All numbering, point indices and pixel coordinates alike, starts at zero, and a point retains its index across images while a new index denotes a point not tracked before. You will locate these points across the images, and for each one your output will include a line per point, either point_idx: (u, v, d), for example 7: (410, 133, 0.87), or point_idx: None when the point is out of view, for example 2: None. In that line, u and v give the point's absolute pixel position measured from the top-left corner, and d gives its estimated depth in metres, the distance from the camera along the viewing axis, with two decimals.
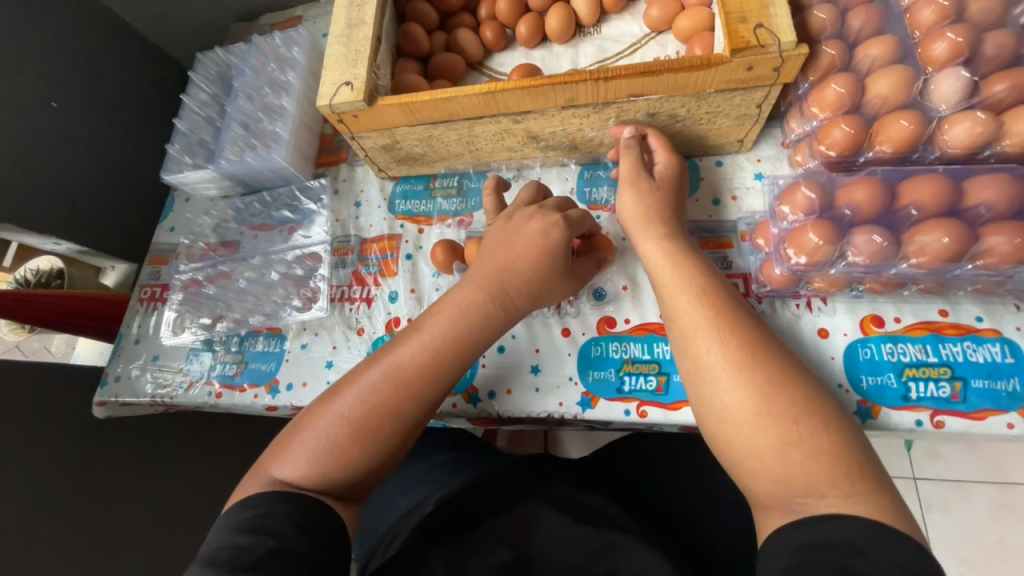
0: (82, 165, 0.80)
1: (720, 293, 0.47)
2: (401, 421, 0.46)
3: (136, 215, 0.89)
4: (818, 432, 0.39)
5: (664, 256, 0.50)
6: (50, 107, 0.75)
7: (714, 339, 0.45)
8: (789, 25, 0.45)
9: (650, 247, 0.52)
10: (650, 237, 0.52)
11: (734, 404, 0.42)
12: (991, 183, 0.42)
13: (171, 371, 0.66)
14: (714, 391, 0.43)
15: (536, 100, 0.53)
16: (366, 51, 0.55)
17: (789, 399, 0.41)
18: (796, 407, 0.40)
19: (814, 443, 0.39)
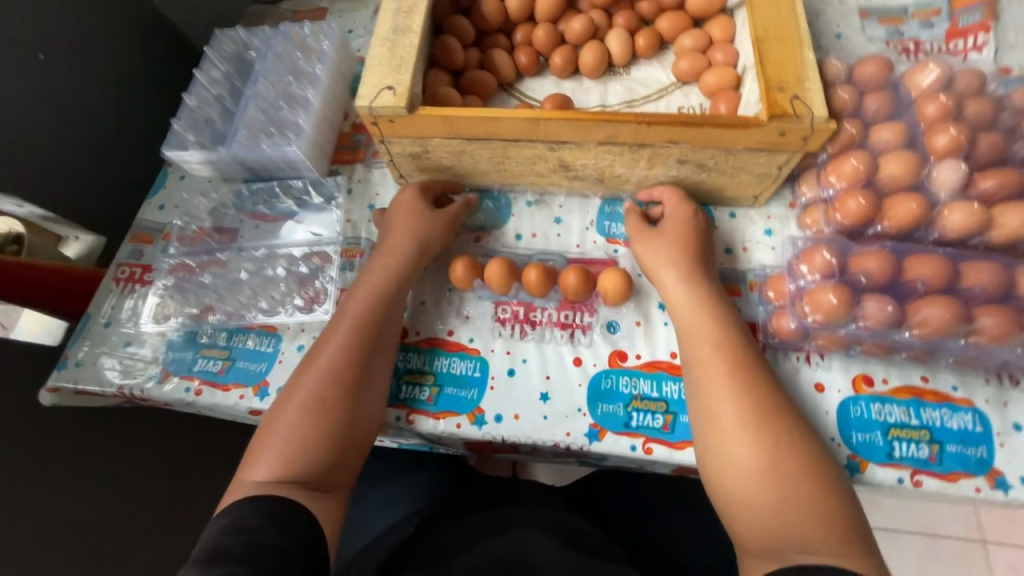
0: (66, 128, 0.73)
1: (740, 347, 0.50)
2: (350, 412, 0.51)
3: (120, 189, 0.82)
4: (811, 489, 0.44)
5: (691, 300, 0.53)
6: (36, 58, 0.68)
7: (727, 391, 0.49)
8: (822, 101, 0.49)
9: (672, 289, 0.54)
10: (667, 275, 0.55)
11: (739, 454, 0.46)
12: (983, 269, 0.46)
13: (144, 362, 0.61)
14: (724, 439, 0.47)
15: (577, 132, 0.54)
16: (411, 58, 0.55)
17: (788, 457, 0.45)
18: (790, 461, 0.45)
19: (807, 498, 0.44)
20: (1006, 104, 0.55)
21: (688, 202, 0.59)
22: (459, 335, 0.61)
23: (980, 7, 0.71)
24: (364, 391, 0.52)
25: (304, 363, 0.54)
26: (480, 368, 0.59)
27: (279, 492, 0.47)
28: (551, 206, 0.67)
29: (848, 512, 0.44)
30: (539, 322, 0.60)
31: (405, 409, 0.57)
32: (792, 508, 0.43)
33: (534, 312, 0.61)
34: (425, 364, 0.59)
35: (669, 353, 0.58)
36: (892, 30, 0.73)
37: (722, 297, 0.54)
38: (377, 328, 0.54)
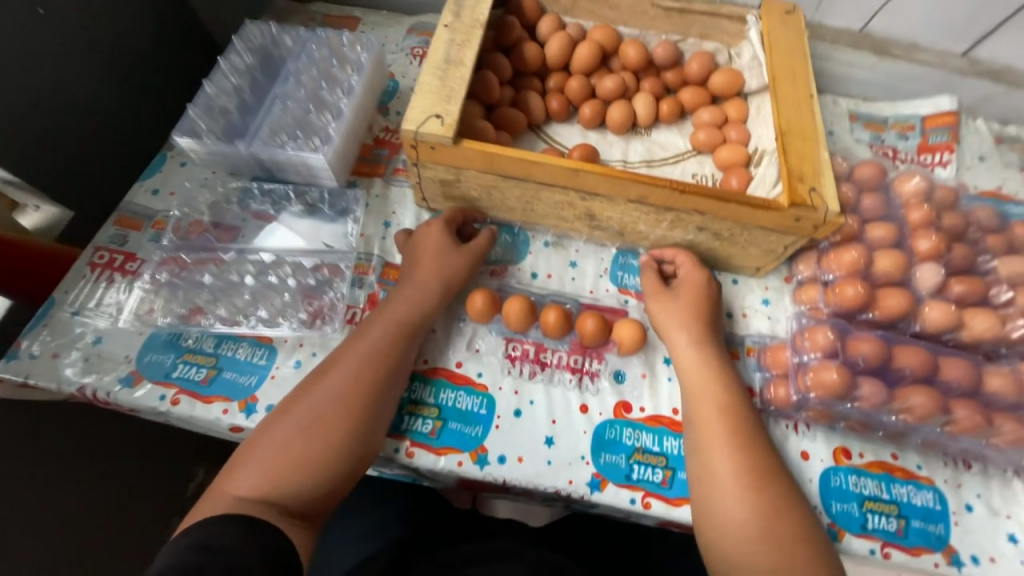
0: (54, 91, 0.67)
1: (743, 414, 0.53)
2: (347, 439, 0.49)
3: (100, 164, 0.75)
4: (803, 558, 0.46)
5: (702, 364, 0.56)
6: (35, 13, 0.62)
7: (728, 455, 0.50)
8: (834, 196, 0.54)
9: (682, 349, 0.57)
10: (677, 338, 0.58)
11: (737, 518, 0.47)
12: (957, 364, 0.52)
13: (113, 360, 0.55)
14: (724, 502, 0.49)
15: (612, 188, 0.57)
16: (461, 91, 0.55)
17: (781, 522, 0.47)
18: (783, 528, 0.47)
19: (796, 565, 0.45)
20: (972, 219, 0.63)
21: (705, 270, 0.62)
22: (468, 368, 0.59)
23: (947, 129, 0.82)
24: (365, 419, 0.51)
25: (307, 380, 0.52)
26: (487, 405, 0.58)
27: (260, 512, 0.45)
28: (568, 249, 0.68)
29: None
30: (549, 363, 0.61)
31: (405, 441, 0.55)
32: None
33: (544, 352, 0.61)
34: (430, 395, 0.58)
35: (672, 409, 0.59)
36: (876, 135, 0.83)
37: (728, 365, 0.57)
38: (389, 356, 0.53)
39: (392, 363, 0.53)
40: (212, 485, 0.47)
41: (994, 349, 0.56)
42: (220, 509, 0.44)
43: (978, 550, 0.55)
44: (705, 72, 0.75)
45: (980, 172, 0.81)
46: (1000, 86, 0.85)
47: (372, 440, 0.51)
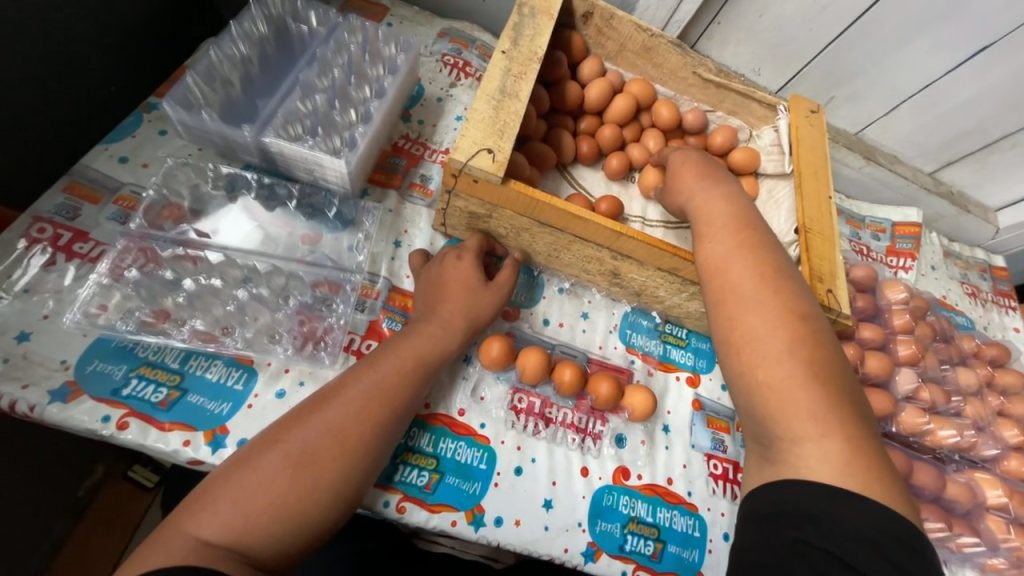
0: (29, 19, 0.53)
1: (754, 223, 0.50)
2: (337, 484, 0.42)
3: (59, 116, 0.61)
4: (829, 383, 0.38)
5: (720, 194, 0.53)
6: None
7: (739, 281, 0.45)
8: (847, 300, 0.57)
9: (696, 190, 0.55)
10: (693, 186, 0.56)
11: (757, 325, 0.42)
12: (928, 470, 0.57)
13: (42, 366, 0.44)
14: (739, 317, 0.43)
15: (647, 253, 0.56)
16: (515, 127, 0.52)
17: (799, 317, 0.42)
18: (814, 351, 0.40)
19: (819, 368, 0.39)
20: (937, 329, 0.71)
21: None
22: (470, 418, 0.55)
23: (912, 238, 0.92)
24: (362, 462, 0.44)
25: (303, 408, 0.45)
26: (487, 460, 0.54)
27: (220, 565, 0.36)
28: (581, 299, 0.66)
29: (869, 426, 0.38)
30: (553, 420, 0.58)
31: (397, 493, 0.50)
32: (804, 392, 0.38)
33: (550, 408, 0.59)
34: (428, 444, 0.53)
35: (667, 479, 0.59)
36: (854, 232, 0.91)
37: (744, 199, 0.53)
38: (396, 395, 0.47)
39: (396, 413, 0.47)
40: (168, 517, 0.38)
41: (949, 455, 0.62)
42: (169, 557, 0.35)
43: None
44: (727, 145, 0.76)
45: (932, 280, 0.91)
46: (954, 209, 0.97)
47: (363, 490, 0.45)
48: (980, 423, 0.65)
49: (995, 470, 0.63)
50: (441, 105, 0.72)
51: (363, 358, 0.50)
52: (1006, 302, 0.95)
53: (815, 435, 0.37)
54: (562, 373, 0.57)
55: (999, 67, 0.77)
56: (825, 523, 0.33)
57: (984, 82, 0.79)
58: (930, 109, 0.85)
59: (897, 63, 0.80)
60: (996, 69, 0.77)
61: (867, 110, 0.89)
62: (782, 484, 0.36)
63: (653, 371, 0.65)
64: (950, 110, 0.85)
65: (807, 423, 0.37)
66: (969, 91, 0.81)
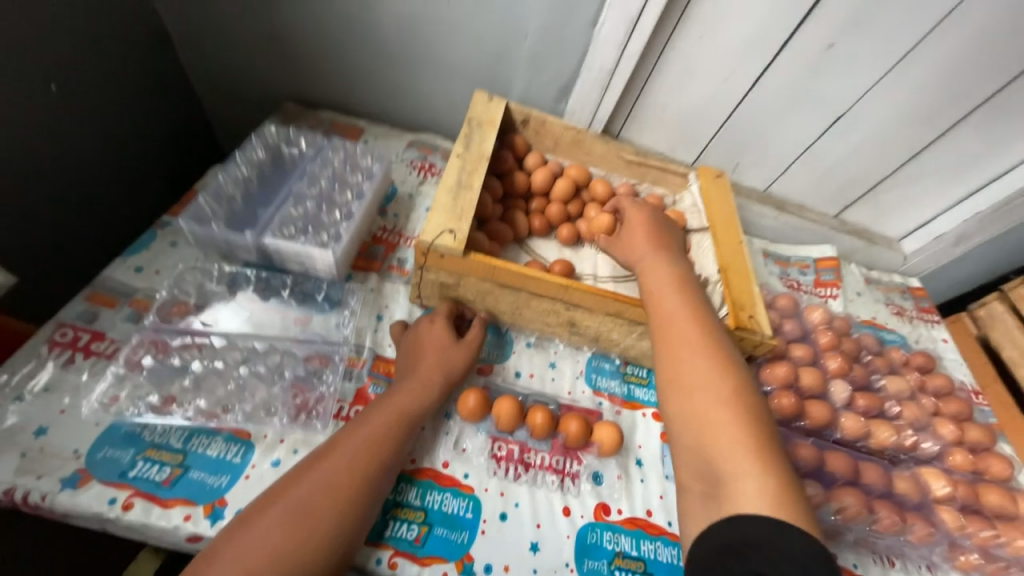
0: (31, 146, 0.65)
1: (695, 298, 0.61)
2: (332, 539, 0.46)
3: (63, 230, 0.72)
4: (756, 432, 0.47)
5: (660, 265, 0.65)
6: (47, 89, 0.65)
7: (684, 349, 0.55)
8: (766, 323, 0.68)
9: (645, 260, 0.67)
10: (642, 256, 0.68)
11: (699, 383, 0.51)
12: (874, 469, 0.63)
13: (56, 457, 0.49)
14: (685, 376, 0.52)
15: (594, 302, 0.66)
16: (470, 211, 0.65)
17: (731, 378, 0.51)
18: (742, 406, 0.49)
19: (748, 421, 0.48)
20: (862, 344, 0.81)
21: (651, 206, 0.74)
22: (454, 468, 0.60)
23: (833, 270, 1.06)
24: (353, 515, 0.48)
25: (296, 470, 0.50)
26: (473, 509, 0.57)
27: None
28: (548, 350, 0.74)
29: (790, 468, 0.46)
30: (533, 463, 0.63)
31: (389, 549, 0.52)
32: (738, 439, 0.46)
33: (528, 453, 0.63)
34: (416, 497, 0.56)
35: (646, 511, 0.63)
36: (783, 270, 1.04)
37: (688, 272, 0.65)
38: (383, 449, 0.52)
39: (383, 463, 0.52)
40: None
41: (896, 455, 0.68)
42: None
43: None
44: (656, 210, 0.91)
45: (859, 304, 1.03)
46: (862, 242, 1.13)
47: (355, 542, 0.48)
48: (917, 424, 0.72)
49: (942, 465, 0.69)
50: (412, 200, 0.86)
51: (353, 419, 0.55)
52: (930, 317, 1.06)
53: (749, 474, 0.44)
54: (534, 418, 0.64)
55: (857, 130, 0.97)
56: (767, 553, 0.38)
57: (850, 141, 0.99)
58: (817, 164, 1.04)
59: (779, 133, 1.00)
60: (855, 131, 0.97)
61: (768, 171, 1.08)
62: (737, 520, 0.41)
63: (621, 410, 0.71)
64: (832, 164, 1.04)
65: (744, 464, 0.44)
66: (840, 148, 1.01)
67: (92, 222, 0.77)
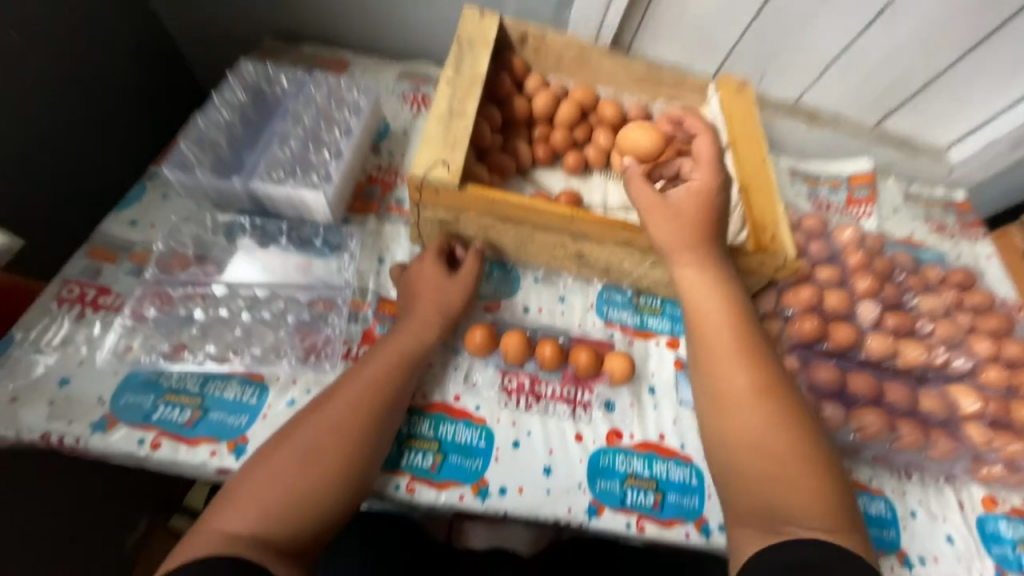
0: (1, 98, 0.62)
1: (746, 325, 0.54)
2: (345, 471, 0.48)
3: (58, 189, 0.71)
4: (822, 493, 0.45)
5: (704, 280, 0.56)
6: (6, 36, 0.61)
7: (741, 405, 0.50)
8: (791, 243, 0.63)
9: (686, 272, 0.57)
10: (684, 266, 0.58)
11: (760, 442, 0.48)
12: (899, 388, 0.62)
13: (82, 404, 0.51)
14: (745, 437, 0.49)
15: (601, 230, 0.62)
16: (464, 140, 0.60)
17: (793, 433, 0.48)
18: (806, 464, 0.47)
19: (814, 483, 0.46)
20: (896, 262, 0.75)
21: (714, 172, 0.60)
22: (466, 402, 0.60)
23: (869, 186, 0.96)
24: (365, 448, 0.49)
25: (306, 411, 0.51)
26: (485, 438, 0.58)
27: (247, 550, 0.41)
28: (556, 285, 0.72)
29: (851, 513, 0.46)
30: (544, 395, 0.63)
31: (405, 476, 0.54)
32: (807, 502, 0.45)
33: (539, 385, 0.63)
34: (429, 429, 0.58)
35: (659, 435, 0.63)
36: (812, 189, 0.95)
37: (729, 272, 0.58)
38: (392, 387, 0.53)
39: (392, 398, 0.53)
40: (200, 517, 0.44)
41: (925, 373, 0.66)
42: (203, 549, 0.40)
43: (924, 552, 0.57)
44: None
45: (896, 222, 0.95)
46: (905, 153, 1.02)
47: (368, 472, 0.49)
48: (951, 341, 0.68)
49: (975, 382, 0.66)
50: (407, 136, 0.81)
51: (359, 359, 0.56)
52: (974, 233, 0.97)
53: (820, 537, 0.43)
54: (542, 349, 0.63)
55: (905, 20, 0.84)
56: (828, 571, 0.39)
57: (898, 35, 0.86)
58: (856, 67, 0.92)
59: (814, 32, 0.88)
60: (904, 22, 0.84)
61: (799, 79, 0.96)
62: (791, 545, 0.42)
63: (633, 340, 0.69)
64: (875, 65, 0.91)
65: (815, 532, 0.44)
66: (886, 45, 0.88)
67: (83, 178, 0.75)
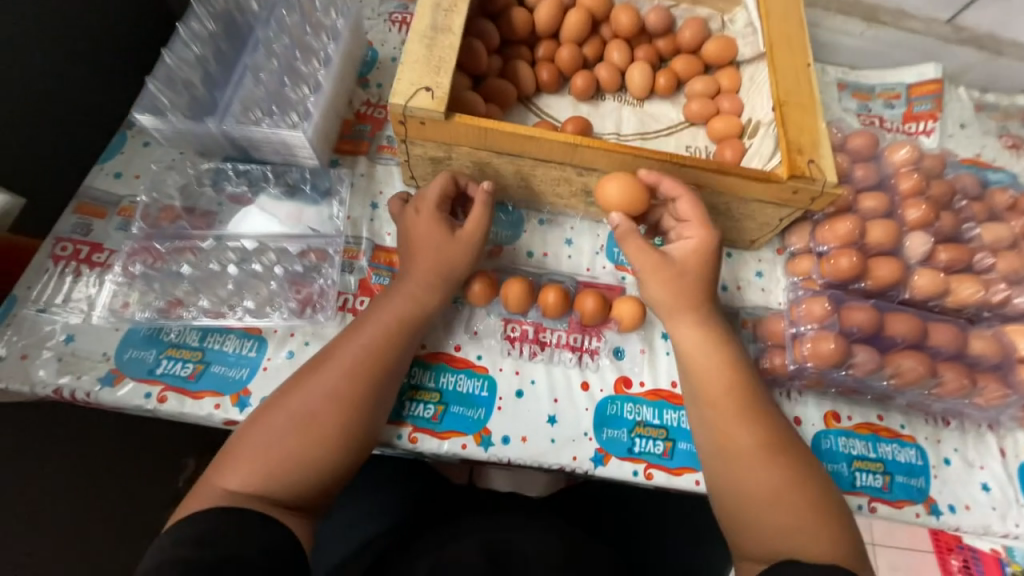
0: None
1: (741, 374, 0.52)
2: (343, 428, 0.47)
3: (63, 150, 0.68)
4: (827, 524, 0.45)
5: (703, 339, 0.53)
6: None
7: (748, 463, 0.48)
8: (832, 168, 0.55)
9: (684, 330, 0.54)
10: (685, 324, 0.54)
11: (755, 484, 0.47)
12: (945, 330, 0.57)
13: (89, 360, 0.52)
14: (746, 480, 0.47)
15: (610, 161, 0.55)
16: (450, 61, 0.53)
17: (792, 477, 0.47)
18: (808, 499, 0.46)
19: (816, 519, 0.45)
20: (958, 187, 0.65)
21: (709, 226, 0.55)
22: (467, 351, 0.59)
23: (932, 97, 0.82)
24: (362, 401, 0.48)
25: (303, 372, 0.50)
26: (488, 388, 0.57)
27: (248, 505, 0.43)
28: (563, 227, 0.67)
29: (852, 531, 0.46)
30: (549, 342, 0.60)
31: (408, 426, 0.54)
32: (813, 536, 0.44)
33: (544, 332, 0.60)
34: (430, 379, 0.57)
35: (670, 382, 0.60)
36: (863, 105, 0.82)
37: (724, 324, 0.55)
38: (389, 339, 0.51)
39: (389, 351, 0.51)
40: (203, 474, 0.45)
41: (976, 313, 0.60)
42: (208, 505, 0.42)
43: (955, 500, 0.55)
44: (697, 40, 0.72)
45: (961, 139, 0.82)
46: (983, 54, 0.86)
47: (370, 427, 0.49)
48: (1013, 277, 0.60)
49: None
50: (396, 64, 0.72)
51: (352, 324, 0.54)
52: None
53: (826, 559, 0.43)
54: (546, 298, 0.59)
55: None
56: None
57: None
58: None
59: None
60: None
61: None
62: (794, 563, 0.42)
63: None
64: None
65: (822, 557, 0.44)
66: None
67: None
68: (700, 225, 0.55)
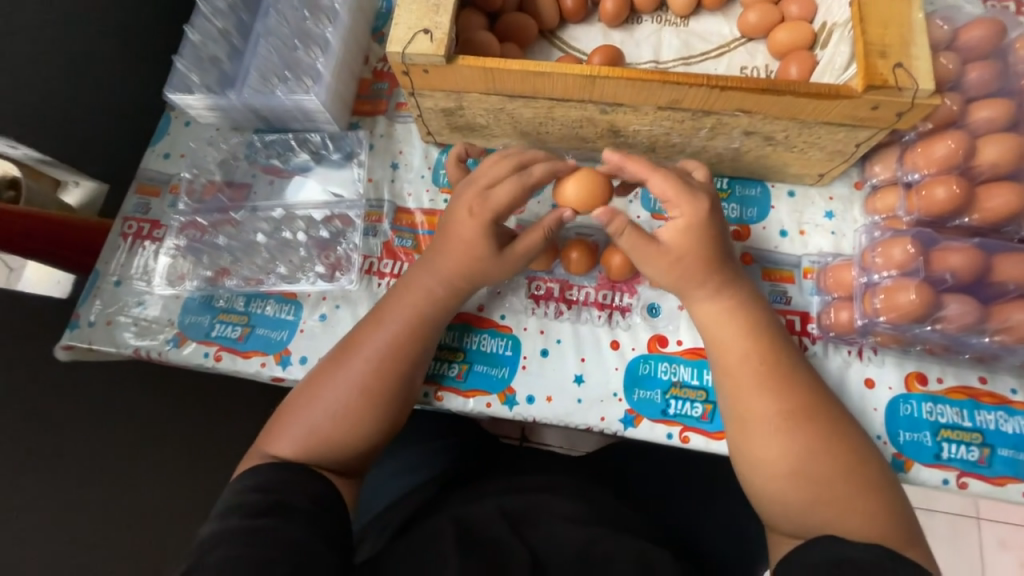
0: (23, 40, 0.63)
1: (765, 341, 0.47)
2: (374, 395, 0.49)
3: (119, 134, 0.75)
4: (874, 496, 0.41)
5: (720, 314, 0.47)
6: None
7: (770, 433, 0.43)
8: (928, 72, 0.43)
9: (702, 304, 0.48)
10: (698, 299, 0.48)
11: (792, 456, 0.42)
12: None
13: (159, 323, 0.58)
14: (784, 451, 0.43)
15: (636, 93, 0.48)
16: (450, 0, 0.49)
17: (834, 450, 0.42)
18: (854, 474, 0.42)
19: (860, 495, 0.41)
20: None
21: (696, 198, 0.46)
22: (491, 311, 0.57)
23: None
24: (385, 364, 0.49)
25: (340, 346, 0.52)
26: (512, 347, 0.56)
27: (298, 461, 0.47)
28: None
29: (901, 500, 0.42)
30: (575, 300, 0.57)
31: (434, 385, 0.55)
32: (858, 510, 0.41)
33: (570, 290, 0.57)
34: (455, 339, 0.56)
35: None
36: None
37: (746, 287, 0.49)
38: (409, 301, 0.51)
39: (420, 312, 0.51)
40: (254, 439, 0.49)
41: None
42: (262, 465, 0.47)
43: None
44: None
45: None
46: None
47: (401, 395, 0.50)
48: None
49: None
50: None
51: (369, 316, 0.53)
52: None
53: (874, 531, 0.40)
54: (568, 254, 0.56)
55: None
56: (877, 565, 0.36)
57: None
58: None
59: None
60: None
61: None
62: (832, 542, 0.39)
63: None
64: None
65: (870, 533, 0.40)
66: None
67: None
68: (683, 197, 0.46)
